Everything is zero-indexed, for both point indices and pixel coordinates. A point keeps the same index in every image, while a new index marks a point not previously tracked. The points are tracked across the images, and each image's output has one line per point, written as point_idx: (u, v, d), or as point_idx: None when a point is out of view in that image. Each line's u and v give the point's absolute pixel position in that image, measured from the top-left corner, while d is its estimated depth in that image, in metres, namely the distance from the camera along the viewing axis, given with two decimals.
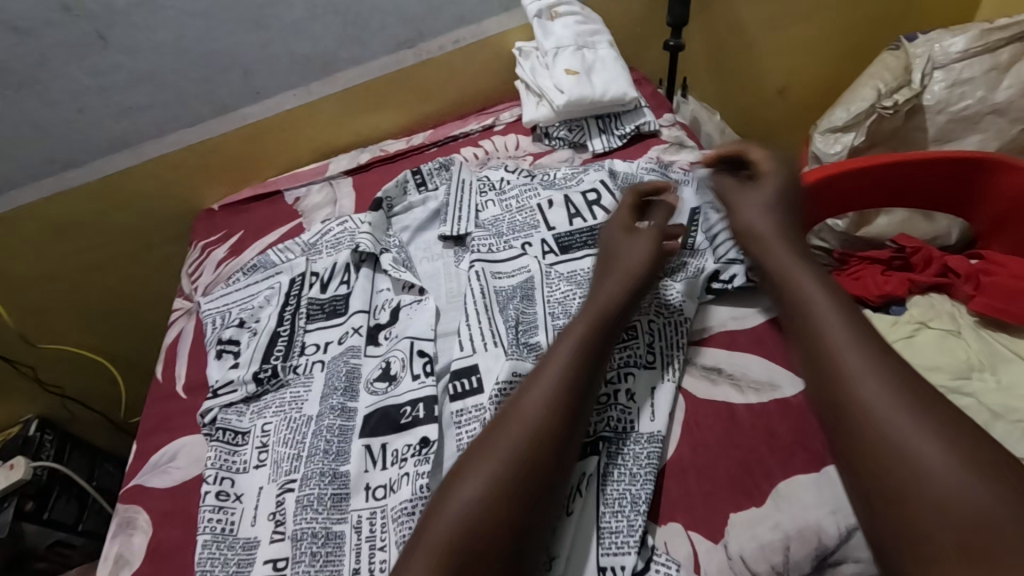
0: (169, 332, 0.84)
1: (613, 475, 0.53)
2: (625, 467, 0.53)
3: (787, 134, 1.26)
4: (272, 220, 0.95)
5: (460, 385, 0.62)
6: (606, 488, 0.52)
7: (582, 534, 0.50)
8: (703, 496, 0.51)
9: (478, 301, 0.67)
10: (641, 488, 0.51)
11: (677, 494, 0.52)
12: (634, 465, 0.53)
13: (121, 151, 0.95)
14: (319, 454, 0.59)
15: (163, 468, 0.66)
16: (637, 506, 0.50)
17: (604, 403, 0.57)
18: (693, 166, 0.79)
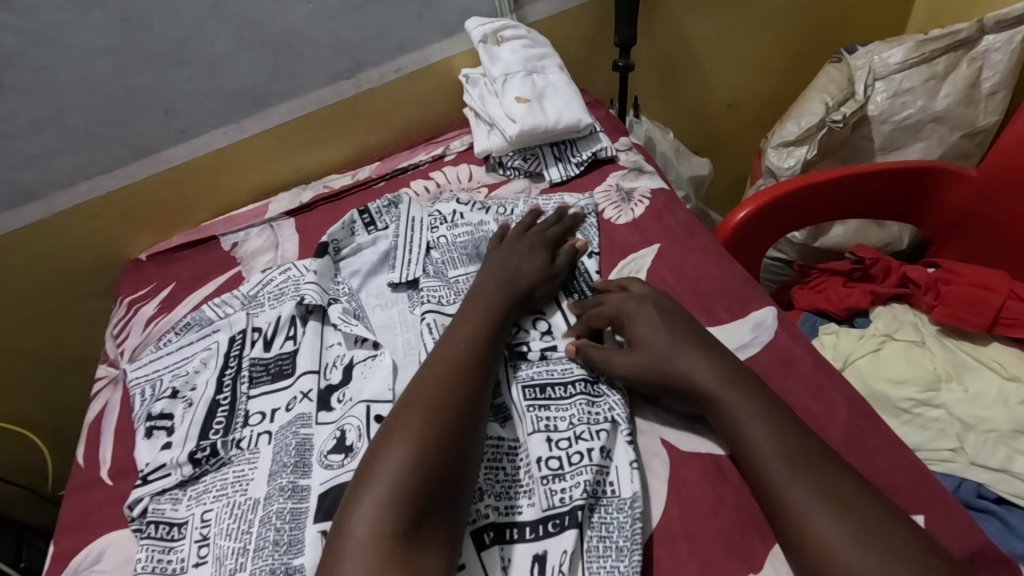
0: (92, 404, 0.74)
1: (591, 546, 0.48)
2: (605, 536, 0.49)
3: (738, 148, 1.26)
4: (206, 270, 0.87)
5: None
6: (590, 565, 0.47)
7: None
8: (695, 567, 0.47)
9: None
10: (629, 564, 0.47)
11: (668, 566, 0.48)
12: (621, 538, 0.48)
13: (28, 203, 0.85)
14: (269, 547, 0.53)
15: (85, 573, 0.57)
16: None
17: (576, 465, 0.52)
18: (654, 194, 0.76)
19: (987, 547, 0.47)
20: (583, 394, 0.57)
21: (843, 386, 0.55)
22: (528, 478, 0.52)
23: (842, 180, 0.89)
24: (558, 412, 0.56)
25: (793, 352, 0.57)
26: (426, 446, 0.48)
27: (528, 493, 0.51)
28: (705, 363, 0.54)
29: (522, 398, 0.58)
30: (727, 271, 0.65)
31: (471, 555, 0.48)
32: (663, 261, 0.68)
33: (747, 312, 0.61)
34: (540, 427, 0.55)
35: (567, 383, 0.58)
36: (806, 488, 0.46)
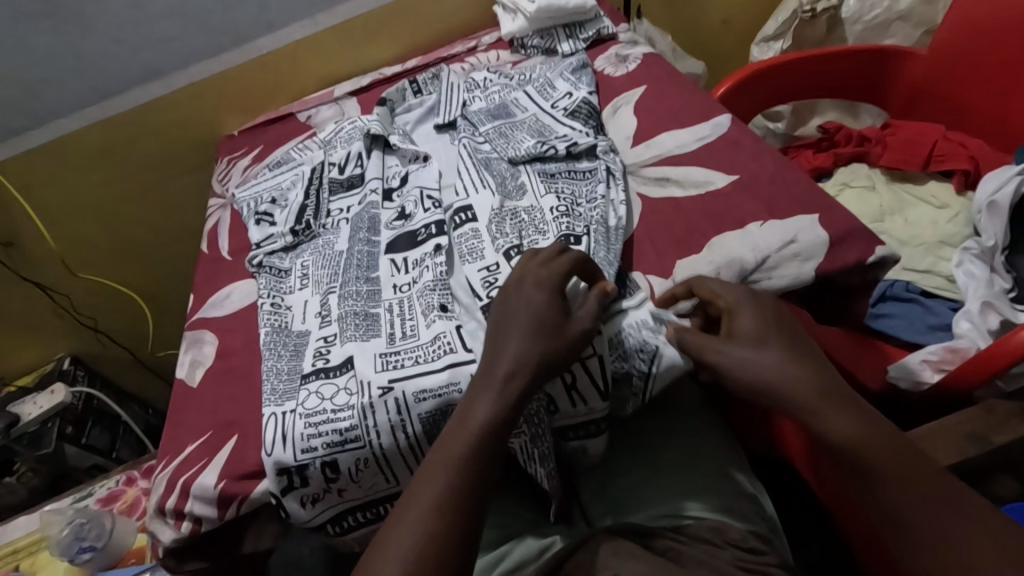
0: (208, 220, 0.98)
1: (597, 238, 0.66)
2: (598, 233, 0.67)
3: (733, 61, 1.43)
4: (286, 135, 1.09)
5: (460, 218, 0.74)
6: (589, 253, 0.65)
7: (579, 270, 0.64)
8: (656, 255, 0.66)
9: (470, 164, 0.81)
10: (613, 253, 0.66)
11: (639, 257, 0.67)
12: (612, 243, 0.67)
13: (153, 81, 1.09)
14: (354, 267, 0.73)
15: (221, 303, 0.79)
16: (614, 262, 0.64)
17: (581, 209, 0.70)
18: (645, 56, 0.95)
19: (861, 226, 0.62)
20: (582, 174, 0.76)
21: (773, 151, 0.72)
22: (541, 221, 0.70)
23: (809, 59, 1.07)
24: (564, 184, 0.75)
25: (740, 136, 0.75)
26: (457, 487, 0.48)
27: (543, 230, 0.69)
28: (802, 379, 0.50)
29: (537, 177, 0.76)
30: (699, 97, 0.83)
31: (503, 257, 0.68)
32: (648, 94, 0.86)
33: (709, 118, 0.79)
34: (551, 190, 0.74)
35: (574, 168, 0.77)
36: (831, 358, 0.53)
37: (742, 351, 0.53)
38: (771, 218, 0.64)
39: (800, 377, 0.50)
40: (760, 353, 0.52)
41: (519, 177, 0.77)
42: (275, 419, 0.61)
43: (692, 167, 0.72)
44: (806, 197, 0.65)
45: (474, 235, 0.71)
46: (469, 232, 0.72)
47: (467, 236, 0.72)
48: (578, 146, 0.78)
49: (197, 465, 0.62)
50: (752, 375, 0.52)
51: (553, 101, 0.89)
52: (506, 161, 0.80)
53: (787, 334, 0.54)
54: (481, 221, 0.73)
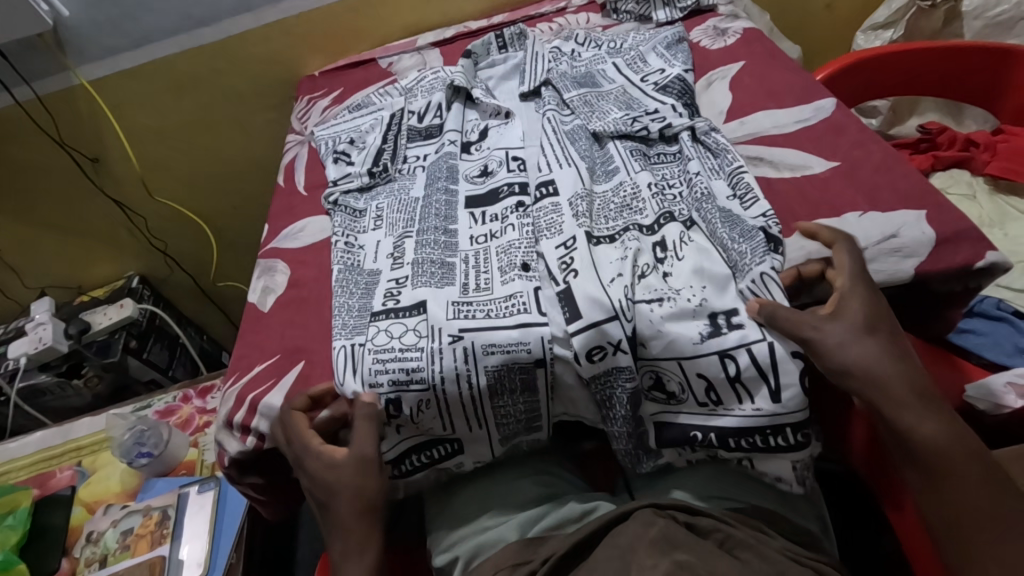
0: (285, 156, 0.99)
1: (700, 217, 0.63)
2: (714, 218, 0.63)
3: (831, 49, 1.35)
4: (367, 80, 1.09)
5: (543, 192, 0.70)
6: (694, 230, 0.62)
7: (705, 259, 0.59)
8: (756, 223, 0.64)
9: (553, 133, 0.78)
10: (732, 230, 0.61)
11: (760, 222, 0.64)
12: (725, 228, 0.61)
13: (244, 15, 1.10)
14: (432, 216, 0.73)
15: (294, 236, 0.81)
16: (744, 240, 0.59)
17: (682, 197, 0.67)
18: (746, 30, 0.90)
19: (972, 229, 0.58)
20: (672, 157, 0.73)
21: (881, 142, 0.67)
22: (636, 201, 0.67)
23: (918, 52, 1.00)
24: (658, 168, 0.72)
25: (846, 122, 0.70)
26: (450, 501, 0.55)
27: (643, 210, 0.65)
28: (894, 378, 0.51)
29: (631, 156, 0.72)
30: (801, 78, 0.79)
31: (582, 243, 0.62)
32: (746, 71, 0.82)
33: (811, 101, 0.75)
34: (646, 173, 0.70)
35: (673, 151, 0.73)
36: (906, 382, 0.51)
37: (849, 336, 0.52)
38: (871, 209, 0.61)
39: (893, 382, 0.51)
40: (861, 341, 0.52)
41: (611, 155, 0.73)
42: (346, 351, 0.63)
43: (789, 149, 0.69)
44: (910, 190, 0.61)
45: (555, 210, 0.67)
46: (548, 205, 0.68)
47: (547, 209, 0.68)
48: (672, 127, 0.74)
49: (265, 385, 0.64)
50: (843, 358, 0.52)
51: (645, 77, 0.84)
52: (591, 137, 0.76)
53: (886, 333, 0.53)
54: (562, 195, 0.68)
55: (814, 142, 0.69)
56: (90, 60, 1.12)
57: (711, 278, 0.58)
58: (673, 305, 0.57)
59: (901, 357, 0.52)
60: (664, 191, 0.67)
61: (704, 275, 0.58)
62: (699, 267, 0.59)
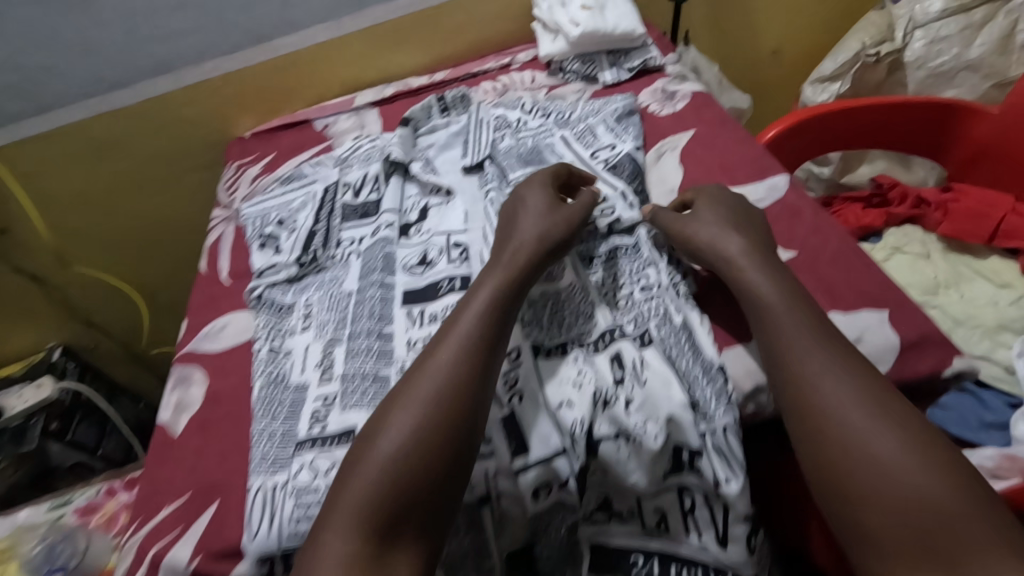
0: (209, 235, 0.91)
1: (659, 334, 0.58)
2: (675, 341, 0.58)
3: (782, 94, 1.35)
4: (302, 144, 1.02)
5: None
6: (649, 348, 0.57)
7: (666, 388, 0.53)
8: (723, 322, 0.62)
9: (494, 224, 0.73)
10: (696, 364, 0.56)
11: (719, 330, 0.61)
12: (683, 356, 0.57)
13: (164, 76, 1.02)
14: (365, 317, 0.66)
15: (213, 336, 0.73)
16: (710, 377, 0.55)
17: (632, 304, 0.62)
18: (695, 94, 0.87)
19: (936, 332, 0.55)
20: (626, 253, 0.67)
21: (839, 228, 0.64)
22: (587, 308, 0.62)
23: (868, 107, 0.99)
24: (607, 270, 0.66)
25: (800, 205, 0.67)
26: (415, 445, 0.49)
27: (593, 319, 0.61)
28: (734, 239, 0.61)
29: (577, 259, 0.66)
30: (753, 151, 0.75)
31: (527, 358, 0.58)
32: (696, 141, 0.79)
33: (764, 177, 0.71)
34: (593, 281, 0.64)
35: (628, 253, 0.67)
36: (738, 237, 0.62)
37: (692, 220, 0.64)
38: (834, 308, 0.57)
39: (732, 243, 0.61)
40: (707, 225, 0.63)
41: None
42: (263, 494, 0.55)
43: None
44: (872, 287, 0.58)
45: None
46: None
47: None
48: (619, 223, 0.68)
49: (171, 533, 0.56)
50: (697, 236, 0.63)
51: (593, 153, 0.79)
52: None
53: (740, 218, 0.64)
54: None
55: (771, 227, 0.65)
56: None
57: (674, 408, 0.52)
58: (636, 445, 0.52)
59: (745, 223, 0.63)
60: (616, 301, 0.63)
61: (664, 408, 0.53)
62: (656, 391, 0.53)
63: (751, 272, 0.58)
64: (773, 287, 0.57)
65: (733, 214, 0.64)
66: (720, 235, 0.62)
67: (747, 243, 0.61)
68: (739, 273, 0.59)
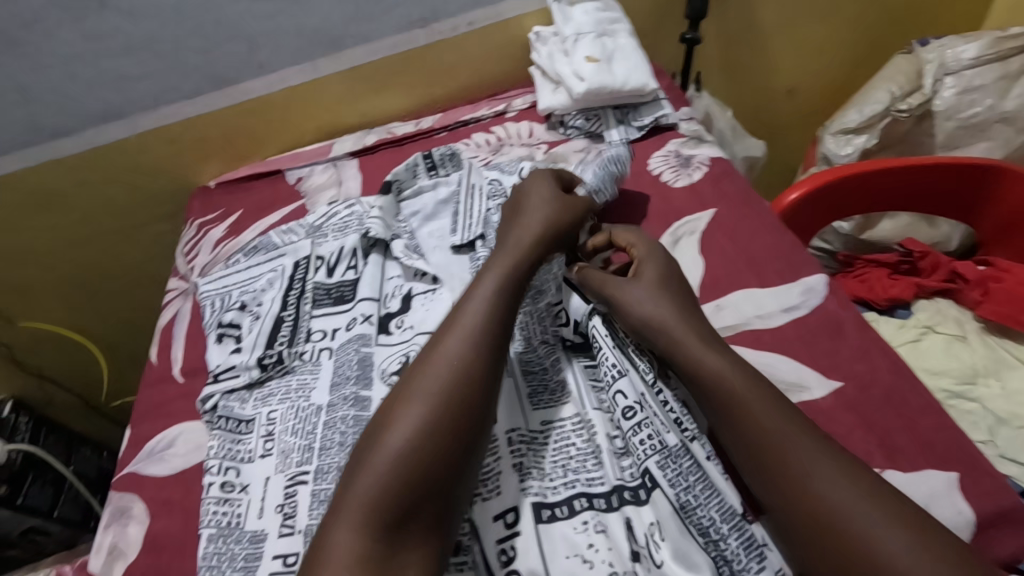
0: (164, 312, 0.80)
1: (666, 477, 0.49)
2: (693, 485, 0.48)
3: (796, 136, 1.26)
4: (273, 200, 0.91)
5: None
6: (659, 495, 0.49)
7: (682, 557, 0.46)
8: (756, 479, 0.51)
9: None
10: (712, 506, 0.48)
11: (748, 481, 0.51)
12: (695, 496, 0.48)
13: (116, 122, 0.90)
14: (335, 448, 0.57)
15: (159, 455, 0.62)
16: (734, 522, 0.47)
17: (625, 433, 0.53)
18: (713, 162, 0.77)
19: (1012, 501, 0.46)
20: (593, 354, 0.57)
21: (887, 350, 0.55)
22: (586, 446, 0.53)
23: (898, 169, 0.90)
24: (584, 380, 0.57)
25: (841, 317, 0.58)
26: (400, 467, 0.45)
27: (595, 458, 0.52)
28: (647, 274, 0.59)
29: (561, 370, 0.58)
30: (782, 241, 0.66)
31: (528, 522, 0.49)
32: (718, 224, 0.70)
33: (799, 278, 0.62)
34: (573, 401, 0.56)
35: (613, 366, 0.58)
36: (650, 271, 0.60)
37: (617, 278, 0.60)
38: (891, 467, 0.48)
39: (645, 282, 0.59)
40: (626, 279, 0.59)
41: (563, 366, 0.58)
42: None
43: (780, 358, 0.56)
44: (935, 439, 0.49)
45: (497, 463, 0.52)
46: None
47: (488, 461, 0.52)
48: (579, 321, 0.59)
49: None
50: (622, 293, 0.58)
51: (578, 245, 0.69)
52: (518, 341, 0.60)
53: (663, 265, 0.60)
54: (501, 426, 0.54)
55: (808, 348, 0.56)
56: None
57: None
58: None
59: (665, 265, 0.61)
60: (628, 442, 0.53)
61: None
62: (674, 567, 0.45)
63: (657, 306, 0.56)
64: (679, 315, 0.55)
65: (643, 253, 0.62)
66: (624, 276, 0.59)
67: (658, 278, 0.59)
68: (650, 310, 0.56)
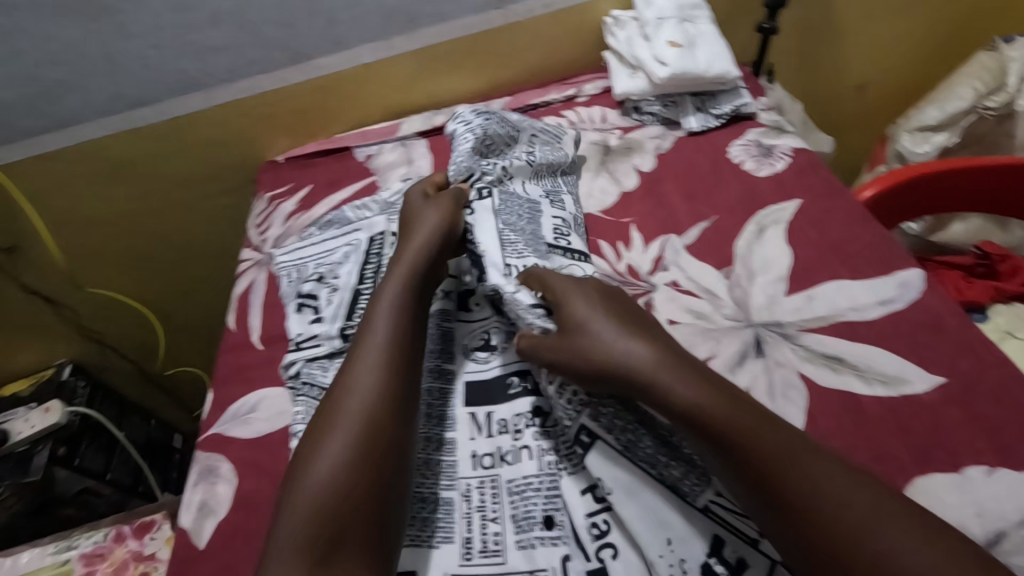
0: (239, 281, 0.81)
1: (601, 425, 0.51)
2: (671, 460, 0.49)
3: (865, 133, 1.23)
4: (342, 176, 0.92)
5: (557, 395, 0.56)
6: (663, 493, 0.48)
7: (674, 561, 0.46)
8: None
9: None
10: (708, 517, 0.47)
11: None
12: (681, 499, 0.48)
13: (193, 94, 0.92)
14: (423, 418, 0.57)
15: (243, 418, 0.64)
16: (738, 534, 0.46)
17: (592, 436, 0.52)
18: (796, 152, 0.76)
19: None
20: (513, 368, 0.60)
21: (990, 347, 0.54)
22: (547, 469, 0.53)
23: (985, 169, 0.88)
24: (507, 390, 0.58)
25: (942, 312, 0.57)
26: (326, 500, 0.44)
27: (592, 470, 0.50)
28: (589, 308, 0.53)
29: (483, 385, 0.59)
30: (875, 234, 0.65)
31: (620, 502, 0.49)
32: (804, 215, 0.68)
33: (893, 271, 0.61)
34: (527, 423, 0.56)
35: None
36: (591, 304, 0.53)
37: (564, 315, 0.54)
38: (1002, 466, 0.47)
39: (590, 318, 0.52)
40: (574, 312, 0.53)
41: None
42: None
43: (878, 350, 0.55)
44: None
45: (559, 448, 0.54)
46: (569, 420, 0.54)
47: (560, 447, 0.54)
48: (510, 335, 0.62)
49: None
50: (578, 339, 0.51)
51: (506, 247, 0.62)
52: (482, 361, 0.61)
53: (606, 300, 0.54)
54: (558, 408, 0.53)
55: (908, 343, 0.55)
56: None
57: (673, 530, 0.47)
58: None
59: (614, 298, 0.55)
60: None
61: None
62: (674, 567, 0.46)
63: (604, 346, 0.50)
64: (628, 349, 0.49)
65: (577, 283, 0.56)
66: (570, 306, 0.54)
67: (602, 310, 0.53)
68: (595, 352, 0.50)
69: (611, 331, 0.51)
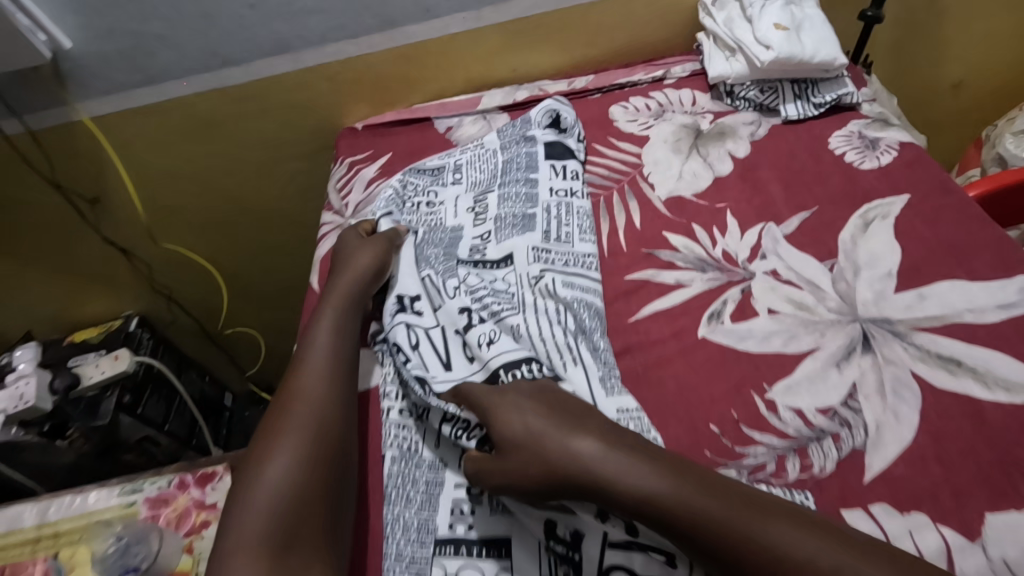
0: (321, 243, 0.82)
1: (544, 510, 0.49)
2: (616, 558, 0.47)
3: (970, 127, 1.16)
4: (422, 146, 0.92)
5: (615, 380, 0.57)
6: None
7: None
8: (983, 482, 0.46)
9: (548, 306, 0.62)
10: None
11: (965, 479, 0.46)
12: None
13: (281, 56, 0.93)
14: None
15: None
16: None
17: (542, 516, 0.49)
18: (904, 146, 0.73)
19: None
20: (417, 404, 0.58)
21: None
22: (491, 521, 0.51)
23: None
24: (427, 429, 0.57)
25: None
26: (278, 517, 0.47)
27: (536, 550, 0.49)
28: (533, 415, 0.50)
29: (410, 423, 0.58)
30: (994, 236, 0.62)
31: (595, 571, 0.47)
32: (914, 211, 0.65)
33: (1013, 276, 0.58)
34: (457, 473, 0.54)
35: (567, 344, 0.58)
36: (537, 411, 0.51)
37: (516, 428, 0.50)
38: None
39: (539, 430, 0.49)
40: (522, 418, 0.50)
41: (747, 338, 0.58)
42: None
43: (997, 355, 0.52)
44: None
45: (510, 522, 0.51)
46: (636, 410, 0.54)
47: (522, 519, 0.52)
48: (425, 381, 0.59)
49: None
50: (540, 459, 0.48)
51: (420, 267, 0.69)
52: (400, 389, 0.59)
53: (551, 399, 0.52)
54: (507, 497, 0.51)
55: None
56: (95, 94, 0.94)
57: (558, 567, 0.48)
58: None
59: (557, 399, 0.52)
60: (830, 431, 0.50)
61: None
62: None
63: (564, 455, 0.47)
64: (586, 451, 0.47)
65: (514, 389, 0.53)
66: (511, 409, 0.51)
67: (545, 414, 0.50)
68: (556, 461, 0.47)
69: (568, 437, 0.48)
